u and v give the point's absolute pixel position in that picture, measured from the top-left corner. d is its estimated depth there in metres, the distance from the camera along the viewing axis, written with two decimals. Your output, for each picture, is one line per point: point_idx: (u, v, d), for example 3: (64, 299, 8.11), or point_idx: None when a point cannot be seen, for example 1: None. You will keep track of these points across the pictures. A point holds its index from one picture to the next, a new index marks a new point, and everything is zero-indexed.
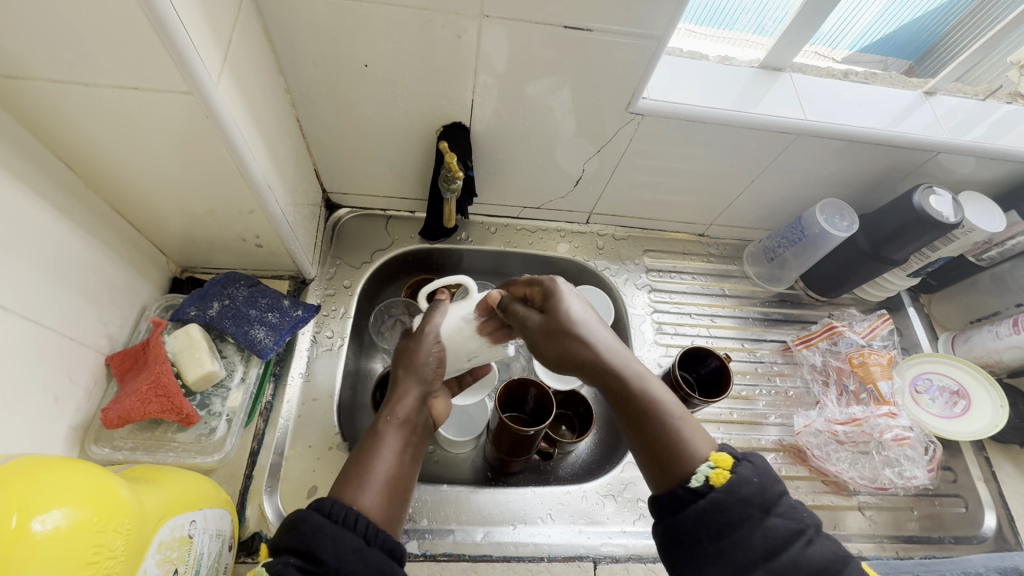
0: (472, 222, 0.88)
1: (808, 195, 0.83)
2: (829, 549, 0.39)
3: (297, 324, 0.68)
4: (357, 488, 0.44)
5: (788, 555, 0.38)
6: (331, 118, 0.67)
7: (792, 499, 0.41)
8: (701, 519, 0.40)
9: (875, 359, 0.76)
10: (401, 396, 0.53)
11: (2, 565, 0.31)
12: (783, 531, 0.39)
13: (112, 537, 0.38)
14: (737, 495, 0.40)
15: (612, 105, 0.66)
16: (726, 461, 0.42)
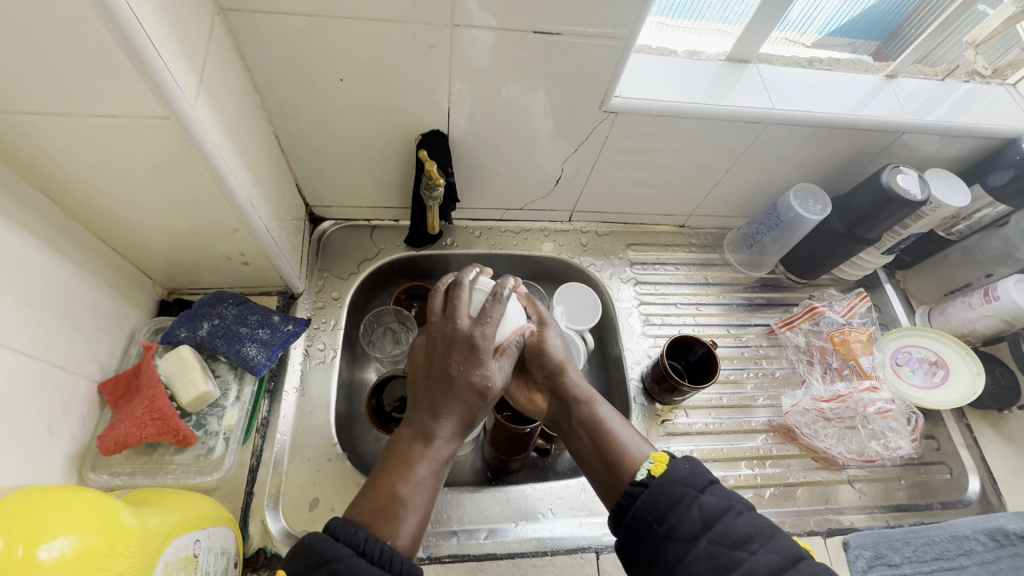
0: (456, 227, 0.89)
1: (782, 181, 0.85)
2: (755, 519, 0.48)
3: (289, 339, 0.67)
4: (394, 522, 0.46)
5: (721, 523, 0.47)
6: (310, 132, 0.68)
7: (721, 484, 0.51)
8: (648, 505, 0.50)
9: (856, 336, 0.78)
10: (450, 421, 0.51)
11: None
12: (716, 507, 0.48)
13: (118, 560, 0.38)
14: (674, 478, 0.50)
15: (586, 104, 0.67)
16: (663, 454, 0.53)
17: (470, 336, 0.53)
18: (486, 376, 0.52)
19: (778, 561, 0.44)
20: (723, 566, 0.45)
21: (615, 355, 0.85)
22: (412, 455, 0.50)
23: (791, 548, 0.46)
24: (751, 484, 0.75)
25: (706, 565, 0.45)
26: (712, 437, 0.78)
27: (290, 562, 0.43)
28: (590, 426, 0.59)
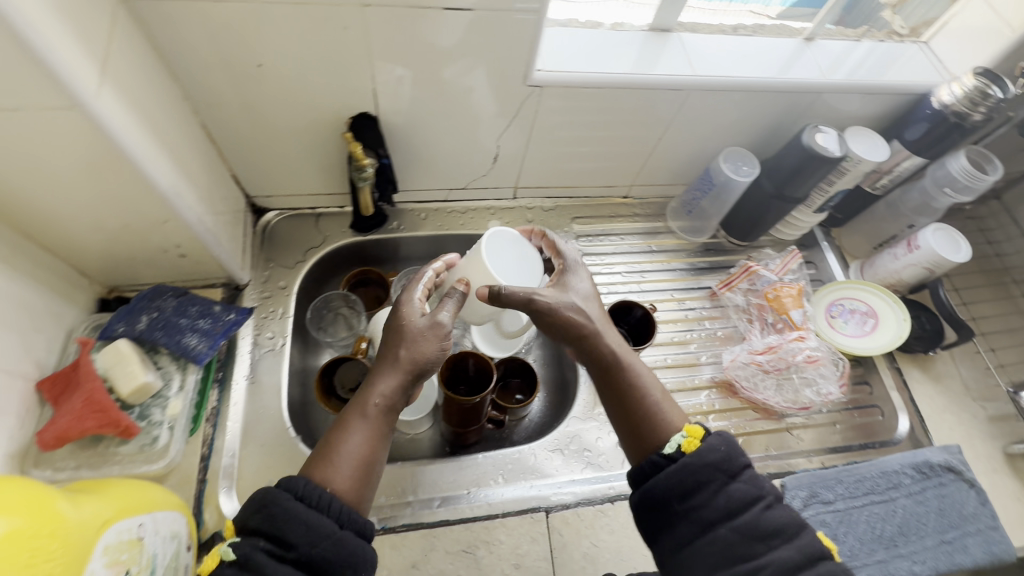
0: (402, 210, 0.90)
1: (715, 146, 0.88)
2: (781, 514, 0.52)
3: (231, 327, 0.67)
4: (328, 465, 0.51)
5: (746, 514, 0.51)
6: (238, 121, 0.68)
7: (751, 470, 0.55)
8: (675, 481, 0.53)
9: (787, 292, 0.81)
10: (381, 374, 0.57)
11: None
12: (745, 496, 0.52)
13: (50, 540, 0.40)
14: (706, 461, 0.53)
15: (508, 80, 0.68)
16: (696, 431, 0.56)
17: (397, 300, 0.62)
18: (408, 324, 0.59)
19: (795, 559, 0.49)
20: (739, 553, 0.50)
21: None
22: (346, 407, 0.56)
23: (814, 547, 0.51)
24: None
25: (723, 548, 0.50)
26: None
27: (236, 515, 0.49)
28: (617, 395, 0.61)
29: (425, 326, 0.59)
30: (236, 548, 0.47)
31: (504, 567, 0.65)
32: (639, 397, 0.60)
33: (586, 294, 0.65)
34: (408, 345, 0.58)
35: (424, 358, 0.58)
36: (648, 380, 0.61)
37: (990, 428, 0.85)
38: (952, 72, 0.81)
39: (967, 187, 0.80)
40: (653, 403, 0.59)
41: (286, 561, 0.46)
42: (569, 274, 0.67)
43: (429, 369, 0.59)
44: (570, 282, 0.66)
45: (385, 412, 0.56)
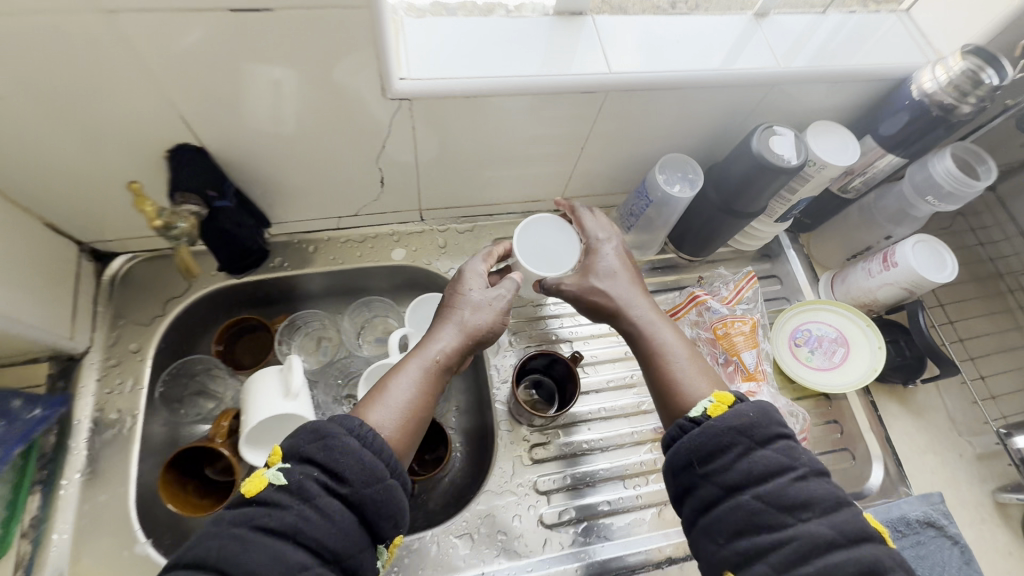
0: (286, 244, 0.76)
1: (653, 151, 0.73)
2: (818, 488, 0.45)
3: (34, 427, 0.58)
4: (377, 406, 0.52)
5: (772, 482, 0.45)
6: (22, 161, 0.53)
7: (787, 441, 0.48)
8: (696, 441, 0.48)
9: (738, 328, 0.68)
10: (438, 333, 0.58)
11: None
12: (772, 464, 0.46)
13: None
14: (728, 424, 0.48)
15: (362, 91, 0.54)
16: (726, 397, 0.50)
17: (463, 267, 0.64)
18: (473, 287, 0.61)
19: (828, 536, 0.42)
20: (762, 524, 0.44)
21: (483, 373, 0.75)
22: (406, 354, 0.57)
23: (857, 527, 0.43)
24: (632, 506, 0.67)
25: (746, 517, 0.44)
26: (590, 458, 0.69)
27: (287, 439, 0.47)
28: (644, 359, 0.58)
29: (490, 293, 0.61)
30: (286, 474, 0.45)
31: None
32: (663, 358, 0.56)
33: (616, 269, 0.62)
34: (471, 309, 0.60)
35: (485, 322, 0.59)
36: (676, 345, 0.57)
37: (977, 468, 0.74)
38: (937, 50, 0.66)
39: (953, 194, 0.66)
40: (677, 367, 0.55)
41: (338, 496, 0.45)
42: (592, 254, 0.63)
43: (485, 338, 0.60)
44: (595, 261, 0.63)
45: (440, 368, 0.56)
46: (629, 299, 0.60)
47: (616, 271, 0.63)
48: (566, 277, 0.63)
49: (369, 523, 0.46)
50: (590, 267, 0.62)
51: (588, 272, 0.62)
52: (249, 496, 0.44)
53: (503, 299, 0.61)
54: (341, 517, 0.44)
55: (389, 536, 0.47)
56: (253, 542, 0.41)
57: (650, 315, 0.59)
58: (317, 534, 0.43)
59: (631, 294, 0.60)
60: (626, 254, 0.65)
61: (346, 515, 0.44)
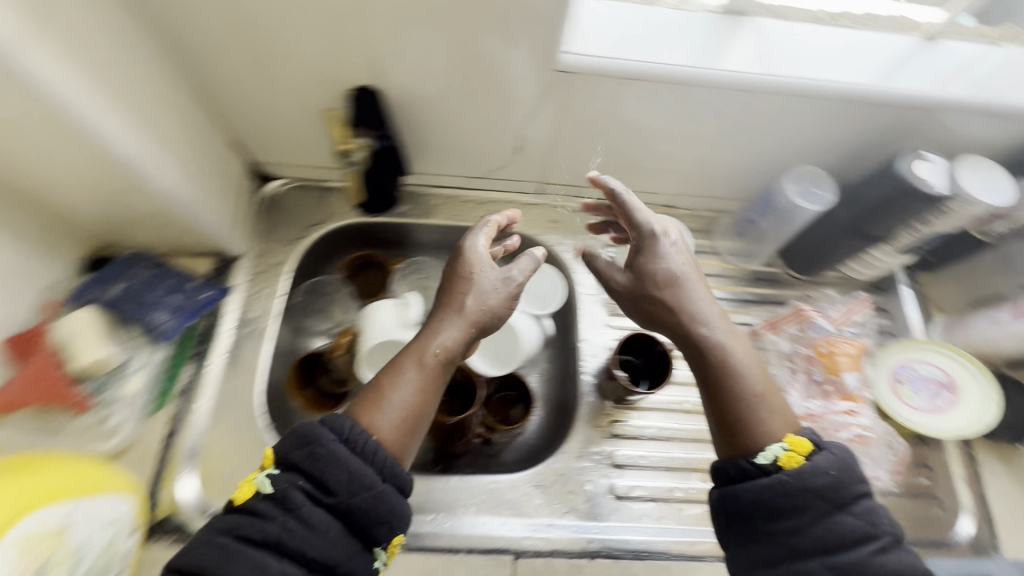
0: (416, 194, 0.83)
1: (784, 160, 0.73)
2: (896, 561, 0.44)
3: (201, 308, 0.69)
4: (377, 409, 0.50)
5: (850, 552, 0.44)
6: (236, 83, 0.63)
7: (869, 502, 0.46)
8: (766, 496, 0.46)
9: (844, 349, 0.68)
10: (443, 328, 0.56)
11: None
12: (850, 531, 0.44)
13: None
14: (809, 484, 0.45)
15: (530, 59, 0.59)
16: (802, 449, 0.47)
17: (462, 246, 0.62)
18: (478, 270, 0.59)
19: None
20: None
21: (572, 345, 0.79)
22: (404, 352, 0.55)
23: None
24: (703, 499, 0.68)
25: None
26: (666, 444, 0.71)
27: (278, 444, 0.48)
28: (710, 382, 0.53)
29: (495, 279, 0.59)
30: (273, 482, 0.46)
31: None
32: (735, 388, 0.51)
33: (680, 278, 0.57)
34: (474, 297, 0.57)
35: (481, 313, 0.57)
36: (753, 375, 0.52)
37: None
38: None
39: None
40: (749, 397, 0.51)
41: (324, 505, 0.45)
42: (646, 251, 0.59)
43: (489, 325, 0.58)
44: (650, 260, 0.58)
45: (441, 363, 0.54)
46: (697, 308, 0.56)
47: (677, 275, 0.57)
48: (620, 280, 0.60)
49: (358, 530, 0.46)
50: (655, 270, 0.58)
51: (648, 279, 0.57)
52: (242, 503, 0.46)
53: (514, 279, 0.60)
54: (328, 528, 0.45)
55: (385, 539, 0.47)
56: (241, 552, 0.43)
57: (722, 330, 0.55)
58: (301, 546, 0.44)
59: (697, 303, 0.56)
60: (693, 261, 0.59)
61: (334, 525, 0.45)
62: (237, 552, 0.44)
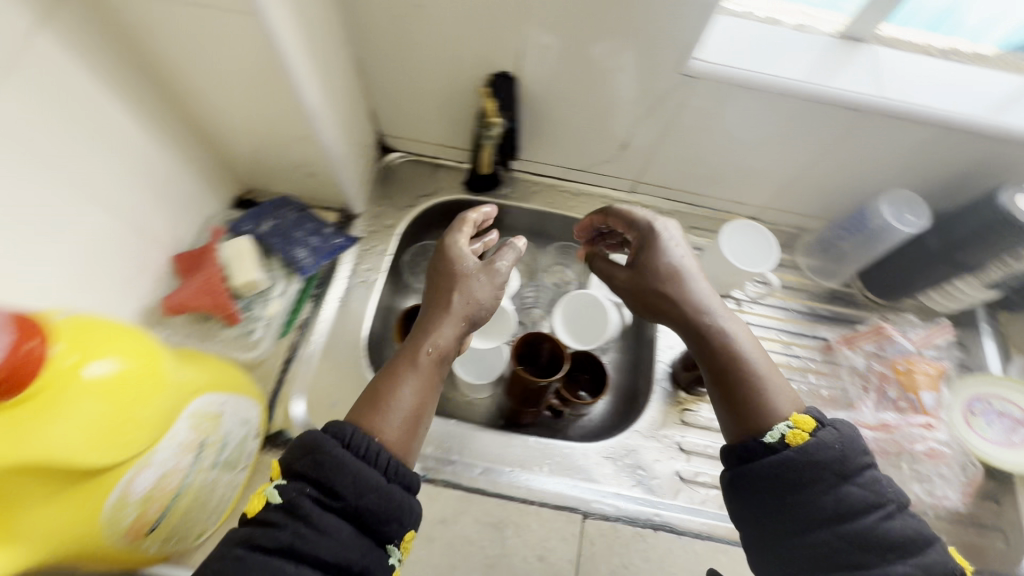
0: (516, 178, 0.90)
1: (880, 183, 0.76)
2: (902, 525, 0.45)
3: (336, 251, 0.75)
4: (379, 413, 0.47)
5: (861, 520, 0.45)
6: (390, 56, 0.70)
7: (874, 472, 0.47)
8: (776, 475, 0.47)
9: (923, 368, 0.72)
10: (437, 326, 0.54)
11: (58, 397, 0.37)
12: (858, 500, 0.46)
13: (144, 405, 0.43)
14: (813, 458, 0.47)
15: (663, 61, 0.64)
16: (807, 425, 0.48)
17: (443, 242, 0.61)
18: (463, 264, 0.59)
19: None
20: (845, 560, 0.45)
21: (649, 336, 0.84)
22: (398, 354, 0.53)
23: (942, 563, 0.44)
24: None
25: (827, 552, 0.46)
26: None
27: (284, 454, 0.45)
28: (717, 367, 0.54)
29: (481, 272, 0.58)
30: (281, 491, 0.43)
31: (528, 555, 0.63)
32: (744, 370, 0.53)
33: (680, 269, 0.58)
34: (461, 291, 0.57)
35: (472, 305, 0.56)
36: (756, 357, 0.54)
37: None
38: None
39: None
40: (759, 374, 0.52)
41: (333, 510, 0.42)
42: (649, 247, 0.61)
43: (480, 317, 0.58)
44: (653, 255, 0.59)
45: (436, 362, 0.53)
46: (701, 294, 0.57)
47: (679, 268, 0.58)
48: (620, 275, 0.62)
49: (372, 530, 0.43)
50: (656, 268, 0.58)
51: (651, 272, 0.59)
52: (251, 515, 0.43)
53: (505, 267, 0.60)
54: (339, 531, 0.41)
55: (397, 536, 0.44)
56: (253, 565, 0.39)
57: (726, 316, 0.56)
58: (316, 552, 0.40)
59: (698, 289, 0.57)
60: (691, 250, 0.61)
61: (344, 527, 0.42)
62: (249, 561, 0.39)
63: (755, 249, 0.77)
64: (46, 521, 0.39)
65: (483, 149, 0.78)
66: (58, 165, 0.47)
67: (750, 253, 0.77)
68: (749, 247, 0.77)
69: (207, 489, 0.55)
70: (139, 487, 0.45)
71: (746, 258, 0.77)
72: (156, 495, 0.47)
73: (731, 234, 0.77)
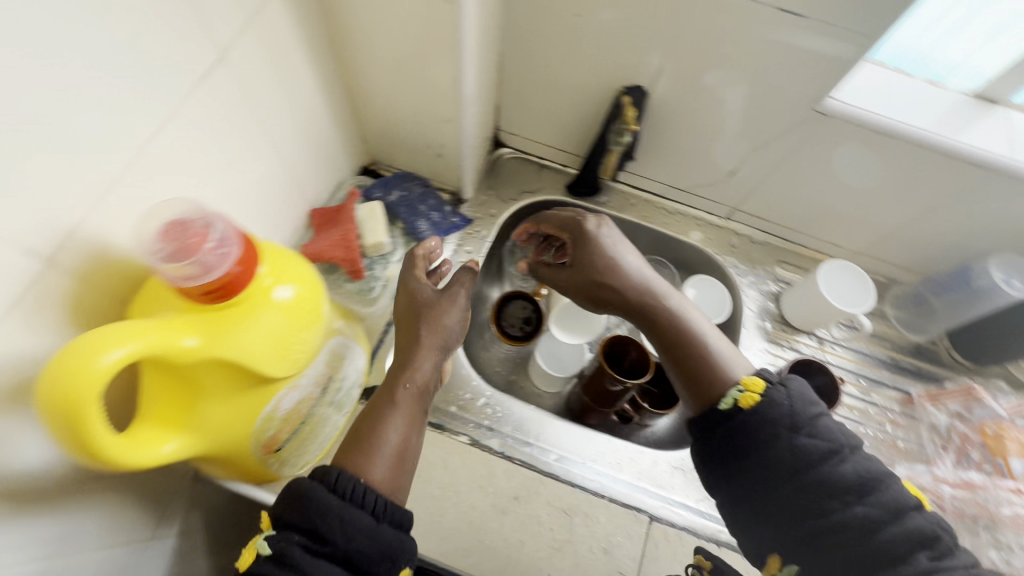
0: (615, 189, 0.93)
1: (991, 244, 0.75)
2: (859, 468, 0.46)
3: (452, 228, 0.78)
4: (366, 454, 0.46)
5: (821, 470, 0.46)
6: (531, 57, 0.76)
7: (825, 420, 0.49)
8: (736, 436, 0.49)
9: (1014, 436, 0.70)
10: (415, 363, 0.53)
11: (253, 307, 0.42)
12: (816, 451, 0.47)
13: (308, 333, 0.47)
14: (765, 414, 0.48)
15: (797, 96, 0.67)
16: (758, 386, 0.50)
17: (404, 282, 0.61)
18: (426, 299, 0.58)
19: (879, 517, 0.44)
20: (810, 511, 0.46)
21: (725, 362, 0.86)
22: (375, 397, 0.52)
23: (904, 498, 0.45)
24: None
25: (791, 506, 0.46)
26: None
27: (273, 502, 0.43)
28: (668, 338, 0.58)
29: (447, 305, 0.58)
30: (272, 540, 0.40)
31: (593, 546, 0.65)
32: (690, 338, 0.56)
33: (614, 258, 0.62)
34: (429, 325, 0.56)
35: (441, 335, 0.56)
36: (704, 328, 0.57)
37: None
38: None
39: None
40: (704, 340, 0.56)
41: (323, 556, 0.40)
42: (585, 244, 0.64)
43: (451, 350, 0.58)
44: (587, 249, 0.63)
45: (416, 396, 0.52)
46: (638, 275, 0.62)
47: (615, 260, 0.62)
48: (562, 276, 0.66)
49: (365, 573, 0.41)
50: (594, 260, 0.63)
51: (589, 266, 0.63)
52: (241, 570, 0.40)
53: (466, 295, 0.59)
54: None
55: None
56: None
57: (666, 292, 0.60)
58: None
59: (633, 271, 0.62)
60: (622, 237, 0.65)
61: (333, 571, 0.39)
62: None
63: (852, 289, 0.79)
64: (218, 416, 0.43)
65: (609, 156, 0.81)
66: (260, 110, 0.53)
67: (846, 293, 0.79)
68: (849, 292, 0.79)
69: (320, 424, 0.59)
70: (286, 405, 0.49)
71: (840, 301, 0.79)
72: (291, 417, 0.51)
73: (824, 275, 0.80)
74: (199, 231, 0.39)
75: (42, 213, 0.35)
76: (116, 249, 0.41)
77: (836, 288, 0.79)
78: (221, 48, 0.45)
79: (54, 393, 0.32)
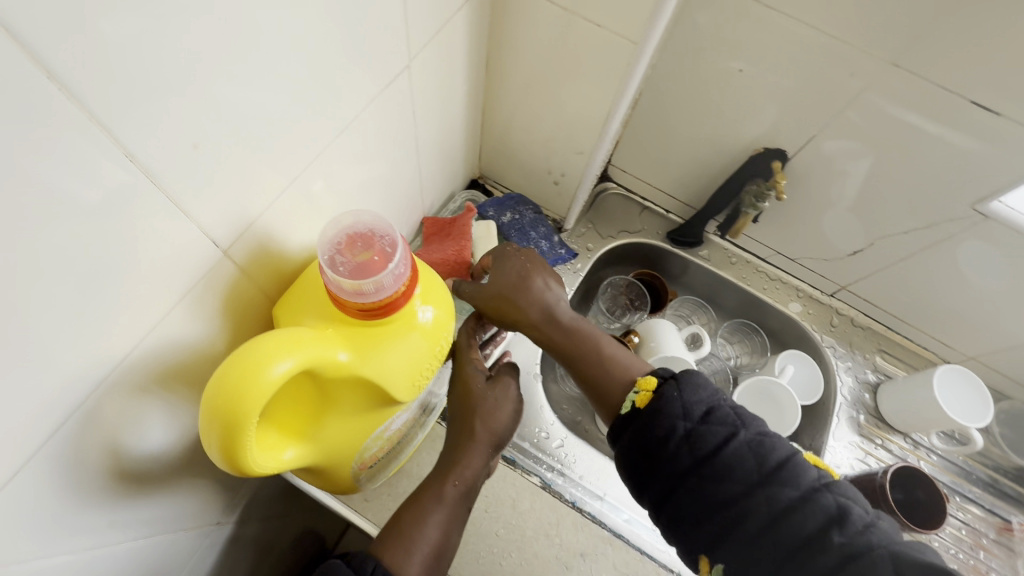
0: (717, 244, 0.90)
1: None
2: (752, 449, 0.42)
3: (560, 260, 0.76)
4: (403, 551, 0.42)
5: (721, 458, 0.43)
6: (669, 102, 0.73)
7: (717, 404, 0.46)
8: (640, 437, 0.46)
9: None
10: (466, 454, 0.48)
11: (395, 326, 0.40)
12: (715, 439, 0.43)
13: (436, 360, 0.44)
14: (659, 407, 0.45)
15: (955, 192, 0.63)
16: (651, 384, 0.48)
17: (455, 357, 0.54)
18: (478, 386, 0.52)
19: (788, 503, 0.40)
20: (716, 502, 0.42)
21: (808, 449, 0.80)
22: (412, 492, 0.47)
23: (804, 470, 0.41)
24: None
25: (697, 503, 0.43)
26: None
27: None
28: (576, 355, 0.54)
29: (502, 395, 0.52)
30: None
31: None
32: (597, 353, 0.53)
33: (529, 271, 0.55)
34: (483, 418, 0.50)
35: (495, 430, 0.50)
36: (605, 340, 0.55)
37: None
38: None
39: None
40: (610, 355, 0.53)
41: None
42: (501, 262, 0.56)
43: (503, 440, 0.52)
44: (505, 267, 0.55)
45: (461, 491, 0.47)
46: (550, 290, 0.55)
47: (528, 274, 0.55)
48: (470, 293, 0.55)
49: None
50: (511, 277, 0.54)
51: (501, 282, 0.55)
52: None
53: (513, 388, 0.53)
54: None
55: None
56: None
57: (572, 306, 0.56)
58: None
59: (547, 286, 0.55)
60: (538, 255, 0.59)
61: None
62: None
63: (970, 401, 0.73)
64: (334, 430, 0.41)
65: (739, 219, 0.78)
66: (416, 118, 0.52)
67: (960, 402, 0.73)
68: (968, 403, 0.73)
69: (407, 444, 0.56)
70: (394, 427, 0.47)
71: (956, 413, 0.72)
72: (391, 437, 0.48)
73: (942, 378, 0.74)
74: (381, 249, 0.39)
75: (232, 206, 0.34)
76: (275, 244, 0.40)
77: (954, 397, 0.73)
78: (405, 57, 0.44)
79: (220, 396, 0.30)
